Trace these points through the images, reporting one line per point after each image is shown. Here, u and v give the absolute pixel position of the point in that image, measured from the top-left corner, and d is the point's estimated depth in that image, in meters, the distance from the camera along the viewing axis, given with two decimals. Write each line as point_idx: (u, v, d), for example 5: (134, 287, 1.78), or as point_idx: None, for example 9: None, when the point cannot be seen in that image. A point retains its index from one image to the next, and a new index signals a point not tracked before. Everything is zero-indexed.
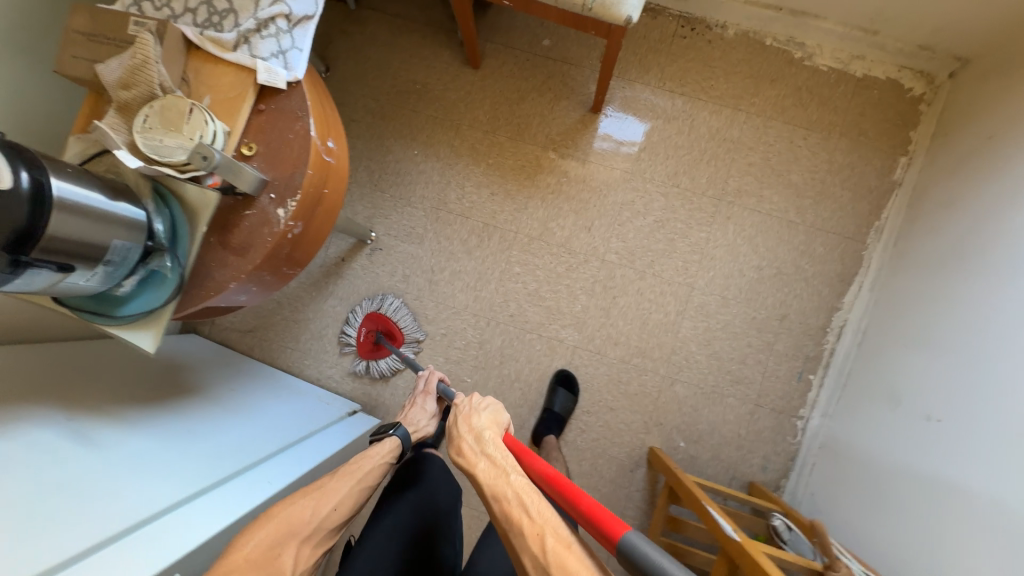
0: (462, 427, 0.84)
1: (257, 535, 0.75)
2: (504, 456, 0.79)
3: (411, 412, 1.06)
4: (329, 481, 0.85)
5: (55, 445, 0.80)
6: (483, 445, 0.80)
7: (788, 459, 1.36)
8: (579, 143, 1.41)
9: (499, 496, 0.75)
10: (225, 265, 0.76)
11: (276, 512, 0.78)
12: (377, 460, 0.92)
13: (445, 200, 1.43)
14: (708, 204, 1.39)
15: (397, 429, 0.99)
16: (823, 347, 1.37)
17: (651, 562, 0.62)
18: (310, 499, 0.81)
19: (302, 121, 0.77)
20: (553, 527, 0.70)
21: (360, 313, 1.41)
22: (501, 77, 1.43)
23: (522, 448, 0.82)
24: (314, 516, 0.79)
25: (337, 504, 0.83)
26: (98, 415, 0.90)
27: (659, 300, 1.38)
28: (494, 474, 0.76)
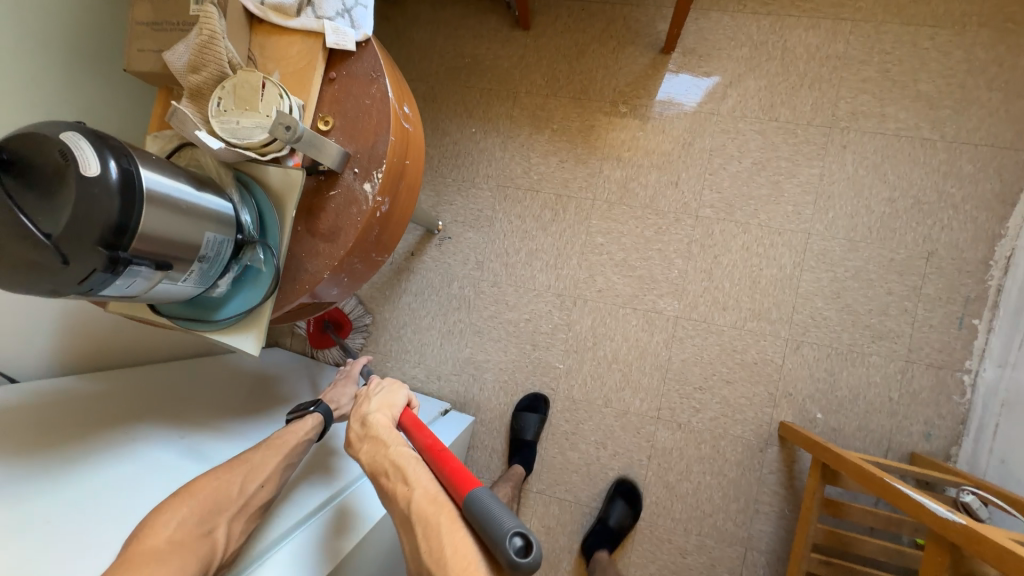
0: (356, 408, 0.84)
1: (179, 513, 0.67)
2: (385, 429, 0.79)
3: (330, 392, 1.00)
4: (254, 454, 0.78)
5: (165, 462, 0.77)
6: (368, 425, 0.80)
7: (957, 423, 1.13)
8: (652, 91, 1.26)
9: (376, 466, 0.75)
10: (316, 254, 0.69)
11: (199, 487, 0.70)
12: (300, 435, 0.85)
13: (511, 175, 1.33)
14: (817, 134, 1.19)
15: (318, 406, 0.91)
16: (986, 285, 1.13)
17: (488, 512, 0.60)
18: (237, 474, 0.74)
19: (377, 82, 0.68)
20: (421, 484, 0.70)
21: None
22: (556, 33, 1.30)
23: (406, 418, 0.81)
24: (241, 491, 0.72)
25: (265, 480, 0.76)
26: (203, 430, 0.87)
27: (771, 254, 1.20)
28: (376, 446, 0.77)
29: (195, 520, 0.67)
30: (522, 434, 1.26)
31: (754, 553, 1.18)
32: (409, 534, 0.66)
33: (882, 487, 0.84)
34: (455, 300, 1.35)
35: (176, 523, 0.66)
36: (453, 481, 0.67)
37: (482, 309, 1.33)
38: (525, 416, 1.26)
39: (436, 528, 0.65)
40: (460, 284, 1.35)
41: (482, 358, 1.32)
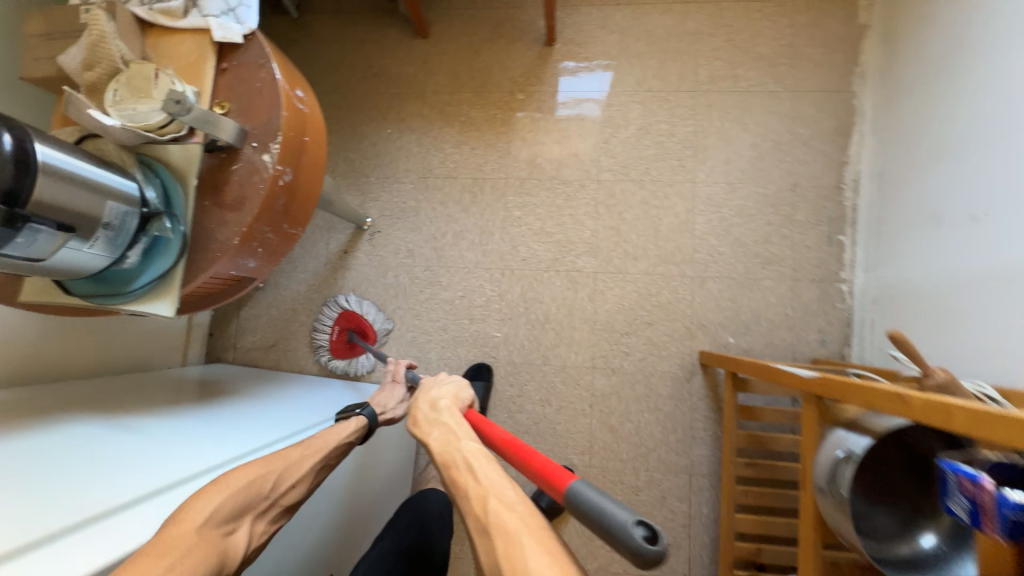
0: (423, 402, 0.79)
1: (214, 501, 0.66)
2: (456, 426, 0.72)
3: (378, 397, 1.06)
4: (293, 453, 0.80)
5: (102, 437, 0.78)
6: (438, 414, 0.75)
7: (844, 325, 1.28)
8: (544, 78, 1.42)
9: (447, 459, 0.67)
10: (225, 223, 0.75)
11: (235, 479, 0.70)
12: (342, 436, 0.90)
13: (429, 167, 1.44)
14: (686, 98, 1.37)
15: (363, 409, 0.97)
16: (843, 205, 1.32)
17: (602, 505, 0.50)
18: (272, 469, 0.75)
19: (265, 66, 0.77)
20: (499, 488, 0.61)
21: (332, 312, 1.38)
22: (452, 39, 1.45)
23: (476, 420, 0.75)
24: (274, 490, 0.74)
25: (298, 479, 0.78)
26: (139, 413, 0.89)
27: (666, 204, 1.35)
28: (449, 440, 0.69)
29: (221, 517, 0.65)
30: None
31: (699, 478, 1.27)
32: (484, 539, 0.56)
33: (769, 373, 0.95)
34: (392, 288, 1.41)
35: (212, 510, 0.65)
36: (550, 479, 0.57)
37: (418, 293, 1.40)
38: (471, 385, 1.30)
39: (514, 535, 0.55)
40: (394, 273, 1.42)
41: (424, 339, 1.38)
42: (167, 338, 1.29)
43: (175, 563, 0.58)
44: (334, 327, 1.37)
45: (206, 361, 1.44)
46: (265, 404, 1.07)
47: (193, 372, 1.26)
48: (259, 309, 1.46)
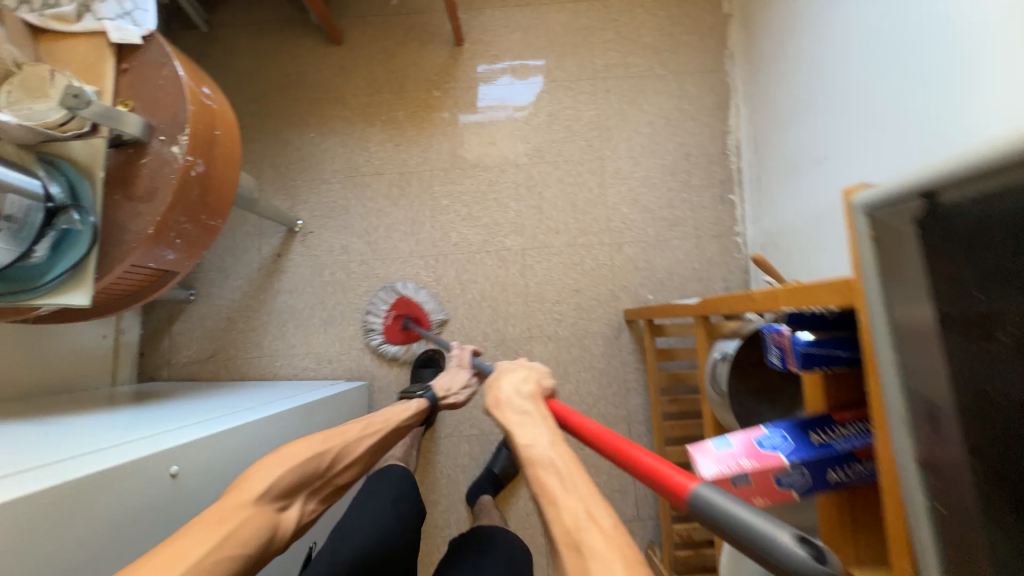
0: (505, 389, 0.74)
1: (273, 477, 0.67)
2: (546, 424, 0.66)
3: (443, 378, 1.10)
4: (352, 432, 0.81)
5: (63, 432, 0.77)
6: (521, 400, 0.71)
7: (744, 272, 1.46)
8: (457, 76, 1.52)
9: (534, 454, 0.60)
10: (138, 215, 0.77)
11: (290, 454, 0.71)
12: (404, 415, 0.94)
13: (356, 166, 1.49)
14: (587, 86, 1.52)
15: (425, 394, 1.03)
16: (730, 169, 1.50)
17: (726, 508, 0.43)
18: (321, 442, 0.76)
19: (167, 65, 0.80)
20: (595, 508, 0.52)
21: (383, 301, 1.40)
22: (367, 44, 1.53)
23: (571, 418, 0.70)
24: (328, 469, 0.75)
25: (352, 457, 0.79)
26: (80, 416, 0.89)
27: (580, 181, 1.48)
28: (539, 439, 0.62)
29: (280, 492, 0.66)
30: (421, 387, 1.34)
31: (637, 425, 1.38)
32: (575, 556, 0.48)
33: (670, 310, 1.09)
34: (330, 285, 1.44)
35: (270, 485, 0.65)
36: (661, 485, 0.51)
37: (356, 287, 1.44)
38: (422, 372, 1.37)
39: (609, 558, 0.47)
40: (330, 270, 1.45)
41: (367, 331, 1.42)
42: (93, 358, 1.25)
43: (235, 528, 0.59)
44: (388, 313, 1.39)
45: (139, 381, 1.40)
46: (211, 401, 1.08)
47: (127, 390, 1.23)
48: (192, 322, 1.44)
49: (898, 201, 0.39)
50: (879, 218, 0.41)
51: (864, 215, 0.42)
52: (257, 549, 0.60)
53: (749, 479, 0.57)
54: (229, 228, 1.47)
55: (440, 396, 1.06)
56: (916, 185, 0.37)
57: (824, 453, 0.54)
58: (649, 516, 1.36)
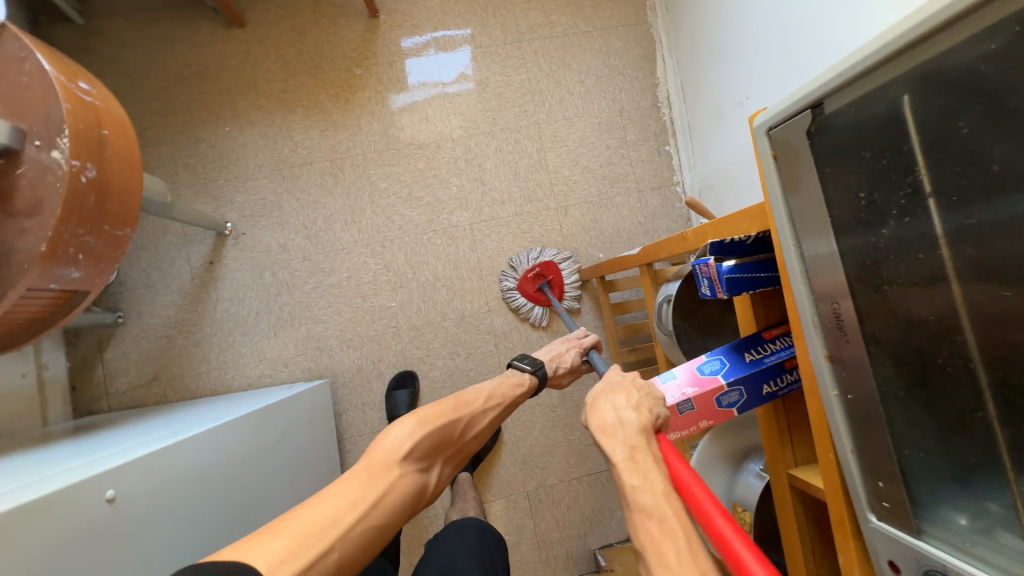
0: (608, 416, 0.60)
1: (416, 439, 0.70)
2: (654, 475, 0.51)
3: (558, 347, 1.03)
4: (476, 401, 0.83)
5: (20, 469, 0.70)
6: (628, 427, 0.57)
7: (685, 221, 1.51)
8: (377, 50, 1.44)
9: (644, 504, 0.49)
10: (25, 232, 0.70)
11: (430, 417, 0.74)
12: (512, 386, 0.92)
13: (281, 157, 1.40)
14: (513, 49, 1.48)
15: (537, 369, 0.95)
16: (663, 121, 1.53)
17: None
18: (450, 408, 0.78)
19: (29, 59, 0.71)
20: None
21: (541, 257, 1.39)
22: (272, 24, 1.41)
23: (679, 466, 0.53)
24: (461, 435, 0.78)
25: (477, 431, 0.82)
26: (17, 455, 0.81)
27: (519, 148, 1.46)
28: (651, 489, 0.50)
29: (419, 453, 0.70)
30: (397, 412, 1.31)
31: None
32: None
33: (618, 265, 1.11)
34: (273, 287, 1.37)
35: (413, 447, 0.69)
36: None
37: (302, 285, 1.38)
38: (396, 395, 1.33)
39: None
40: (271, 271, 1.37)
41: (320, 328, 1.37)
42: (15, 401, 1.13)
43: (383, 492, 0.63)
44: (539, 268, 1.38)
45: (76, 418, 1.29)
46: (166, 420, 1.03)
47: (62, 427, 1.14)
48: (126, 346, 1.33)
49: (793, 116, 0.41)
50: (777, 137, 0.43)
51: (766, 135, 0.44)
52: (400, 507, 0.65)
53: (693, 404, 0.61)
54: (149, 240, 1.35)
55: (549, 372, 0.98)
56: (808, 97, 0.39)
57: (756, 369, 0.59)
58: None
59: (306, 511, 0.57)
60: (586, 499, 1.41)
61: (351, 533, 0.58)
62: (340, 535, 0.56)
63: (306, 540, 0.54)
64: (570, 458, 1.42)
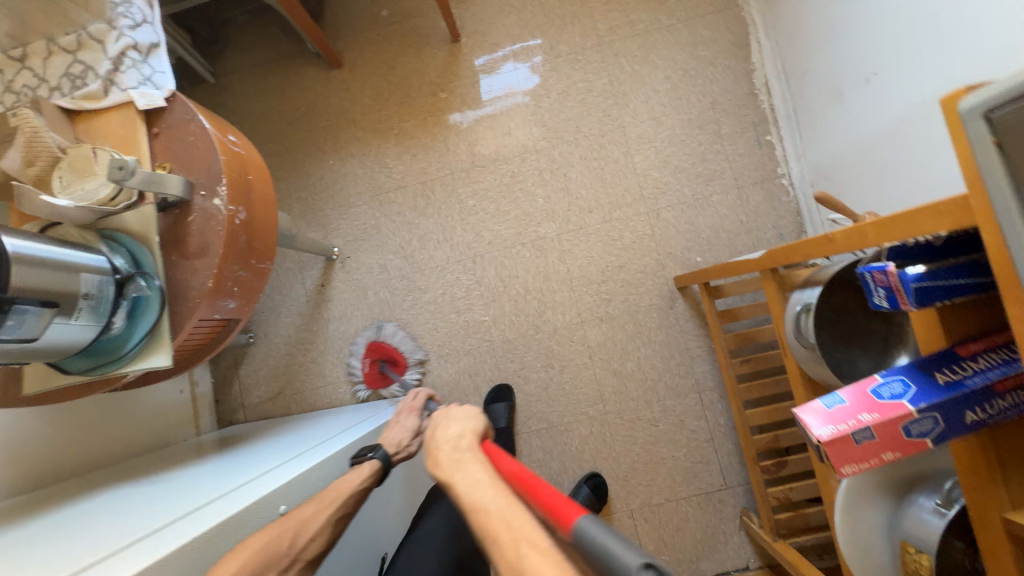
0: (442, 446, 0.77)
1: (235, 565, 0.61)
2: (479, 475, 0.70)
3: (392, 431, 0.95)
4: (310, 505, 0.73)
5: (167, 489, 0.79)
6: (461, 454, 0.75)
7: (795, 216, 1.36)
8: (460, 73, 1.49)
9: (475, 503, 0.66)
10: (196, 271, 0.80)
11: (251, 543, 0.65)
12: (354, 483, 0.79)
13: (378, 183, 1.50)
14: (593, 54, 1.46)
15: (376, 452, 0.86)
16: (762, 109, 1.40)
17: (603, 541, 0.50)
18: (290, 524, 0.69)
19: (194, 120, 0.82)
20: (529, 534, 0.59)
21: (360, 347, 1.43)
22: (366, 62, 1.53)
23: (499, 460, 0.73)
24: (294, 547, 0.68)
25: (318, 534, 0.71)
26: (167, 471, 0.92)
27: (604, 153, 1.43)
28: (474, 484, 0.69)
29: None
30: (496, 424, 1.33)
31: (708, 393, 1.35)
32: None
33: (731, 270, 1.03)
34: (376, 305, 1.46)
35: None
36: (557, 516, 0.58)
37: (402, 302, 1.45)
38: (495, 406, 1.33)
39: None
40: (374, 290, 1.46)
41: (420, 344, 1.43)
42: (175, 413, 1.31)
43: None
44: (364, 360, 1.41)
45: (219, 427, 1.47)
46: (288, 436, 1.12)
47: (213, 437, 1.30)
48: (256, 363, 1.49)
49: None
50: (1000, 120, 0.38)
51: (982, 120, 0.39)
52: None
53: (873, 433, 0.52)
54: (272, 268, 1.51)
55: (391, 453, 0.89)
56: None
57: (956, 393, 0.50)
58: (738, 482, 1.32)
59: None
60: (696, 520, 1.32)
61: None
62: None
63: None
64: (676, 476, 1.33)
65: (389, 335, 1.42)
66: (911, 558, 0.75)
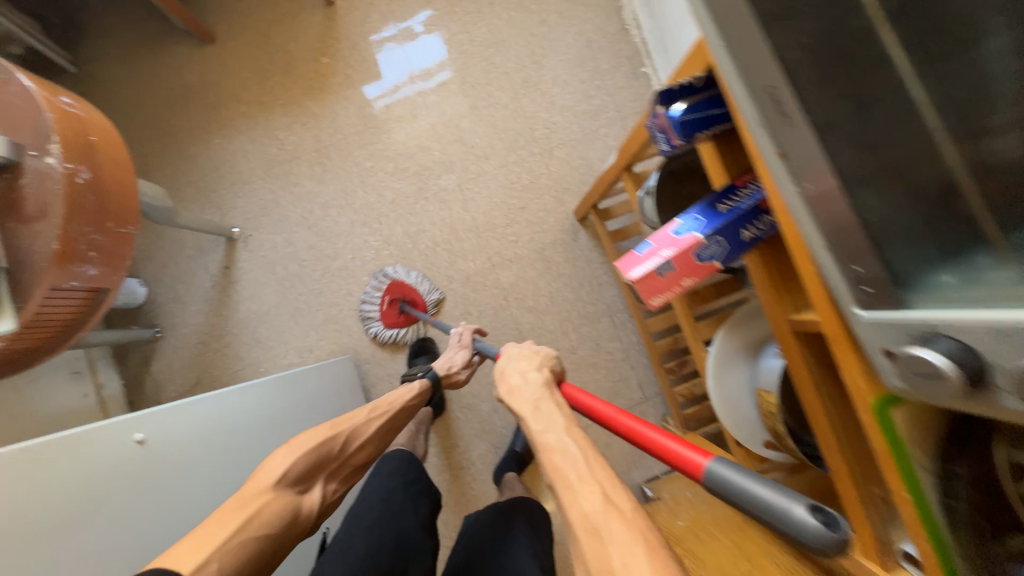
0: (514, 379, 0.74)
1: (287, 464, 0.76)
2: (556, 415, 0.65)
3: (444, 358, 1.15)
4: (361, 416, 0.91)
5: None
6: (537, 393, 0.70)
7: None
8: (339, 37, 1.49)
9: (547, 440, 0.61)
10: (38, 235, 0.76)
11: (303, 442, 0.81)
12: (405, 398, 1.00)
13: (270, 157, 1.47)
14: (469, 6, 1.49)
15: (427, 374, 1.09)
16: (634, 42, 1.47)
17: (743, 486, 0.43)
18: (327, 428, 0.85)
19: (12, 80, 0.78)
20: (613, 491, 0.52)
21: (376, 290, 1.39)
22: (241, 35, 1.50)
23: (582, 399, 0.69)
24: (342, 449, 0.85)
25: (362, 439, 0.89)
26: None
27: (493, 100, 1.46)
28: (554, 426, 0.63)
29: (295, 477, 0.76)
30: None
31: (619, 315, 1.42)
32: (595, 542, 0.49)
33: (603, 185, 1.09)
34: (287, 279, 1.43)
35: (286, 470, 0.75)
36: (677, 464, 0.52)
37: (312, 273, 1.43)
38: (417, 362, 1.36)
39: (631, 544, 0.47)
40: (282, 265, 1.44)
41: (336, 311, 1.42)
42: (79, 417, 1.24)
43: (258, 510, 0.69)
44: (383, 298, 1.38)
45: None
46: None
47: None
48: (167, 358, 1.43)
49: None
50: None
51: None
52: (279, 526, 0.70)
53: (672, 265, 0.58)
54: (171, 256, 1.46)
55: (441, 375, 1.10)
56: None
57: (731, 216, 0.56)
58: (657, 394, 1.40)
59: (180, 539, 0.61)
60: None
61: (231, 543, 0.62)
62: (219, 547, 0.61)
63: (180, 561, 0.58)
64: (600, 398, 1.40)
65: (404, 276, 1.39)
66: (763, 401, 0.81)
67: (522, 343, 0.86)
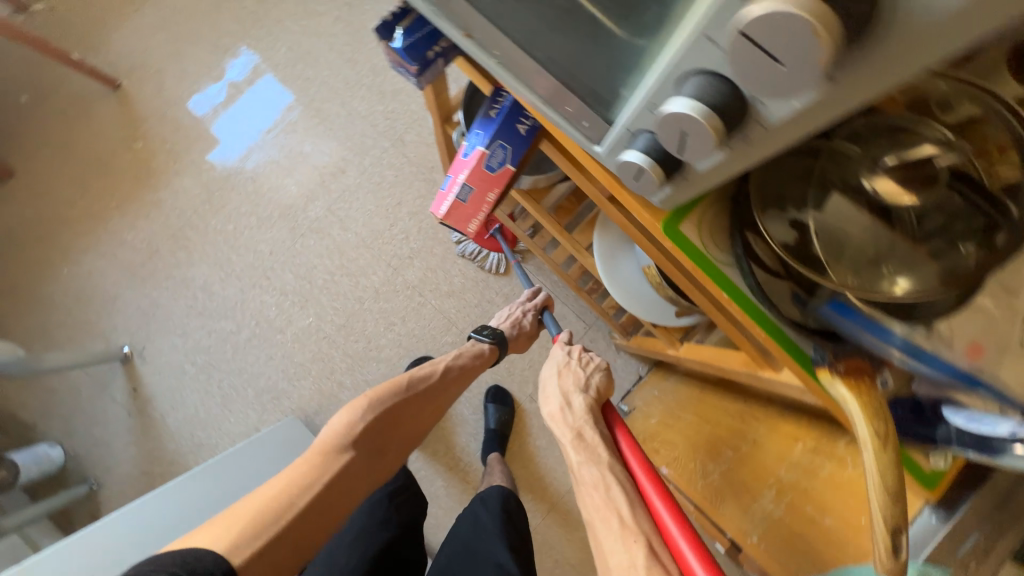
0: (557, 401, 0.64)
1: (363, 422, 0.72)
2: (601, 451, 0.55)
3: (508, 313, 1.02)
4: (436, 376, 0.84)
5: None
6: (580, 423, 0.59)
7: None
8: (144, 118, 1.42)
9: (587, 478, 0.53)
10: None
11: (378, 399, 0.76)
12: (471, 352, 0.92)
13: (127, 262, 1.38)
14: (260, 35, 1.45)
15: (493, 334, 0.95)
16: None
17: None
18: (398, 389, 0.79)
19: None
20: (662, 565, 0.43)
21: None
22: (42, 159, 1.41)
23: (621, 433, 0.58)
24: (411, 403, 0.80)
25: (437, 402, 0.84)
26: None
27: (325, 114, 1.42)
28: (598, 463, 0.54)
29: (369, 435, 0.73)
30: None
31: None
32: None
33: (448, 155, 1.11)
34: (201, 372, 1.36)
35: (360, 427, 0.72)
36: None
37: (223, 355, 1.36)
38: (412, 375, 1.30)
39: None
40: (190, 361, 1.36)
41: (265, 380, 1.35)
42: None
43: (337, 474, 0.67)
44: None
45: None
46: None
47: None
48: (115, 505, 1.32)
49: None
50: None
51: None
52: (356, 478, 0.69)
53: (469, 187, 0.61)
54: (73, 404, 1.36)
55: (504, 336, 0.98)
56: None
57: (498, 118, 0.57)
58: None
59: (253, 498, 0.61)
60: None
61: (305, 509, 0.62)
62: (295, 511, 0.61)
63: (256, 518, 0.58)
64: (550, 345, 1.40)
65: None
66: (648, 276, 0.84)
67: (572, 347, 0.73)
